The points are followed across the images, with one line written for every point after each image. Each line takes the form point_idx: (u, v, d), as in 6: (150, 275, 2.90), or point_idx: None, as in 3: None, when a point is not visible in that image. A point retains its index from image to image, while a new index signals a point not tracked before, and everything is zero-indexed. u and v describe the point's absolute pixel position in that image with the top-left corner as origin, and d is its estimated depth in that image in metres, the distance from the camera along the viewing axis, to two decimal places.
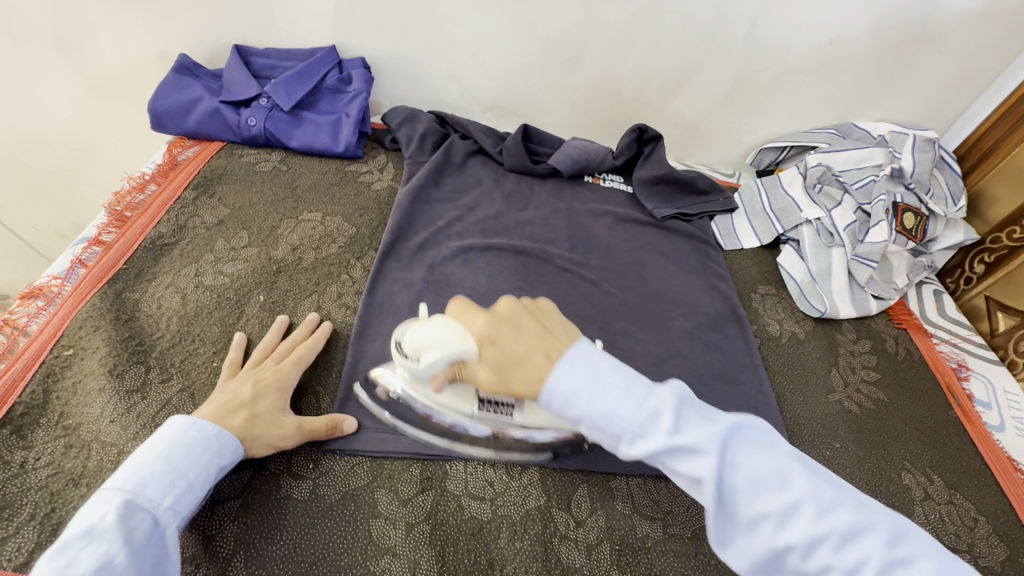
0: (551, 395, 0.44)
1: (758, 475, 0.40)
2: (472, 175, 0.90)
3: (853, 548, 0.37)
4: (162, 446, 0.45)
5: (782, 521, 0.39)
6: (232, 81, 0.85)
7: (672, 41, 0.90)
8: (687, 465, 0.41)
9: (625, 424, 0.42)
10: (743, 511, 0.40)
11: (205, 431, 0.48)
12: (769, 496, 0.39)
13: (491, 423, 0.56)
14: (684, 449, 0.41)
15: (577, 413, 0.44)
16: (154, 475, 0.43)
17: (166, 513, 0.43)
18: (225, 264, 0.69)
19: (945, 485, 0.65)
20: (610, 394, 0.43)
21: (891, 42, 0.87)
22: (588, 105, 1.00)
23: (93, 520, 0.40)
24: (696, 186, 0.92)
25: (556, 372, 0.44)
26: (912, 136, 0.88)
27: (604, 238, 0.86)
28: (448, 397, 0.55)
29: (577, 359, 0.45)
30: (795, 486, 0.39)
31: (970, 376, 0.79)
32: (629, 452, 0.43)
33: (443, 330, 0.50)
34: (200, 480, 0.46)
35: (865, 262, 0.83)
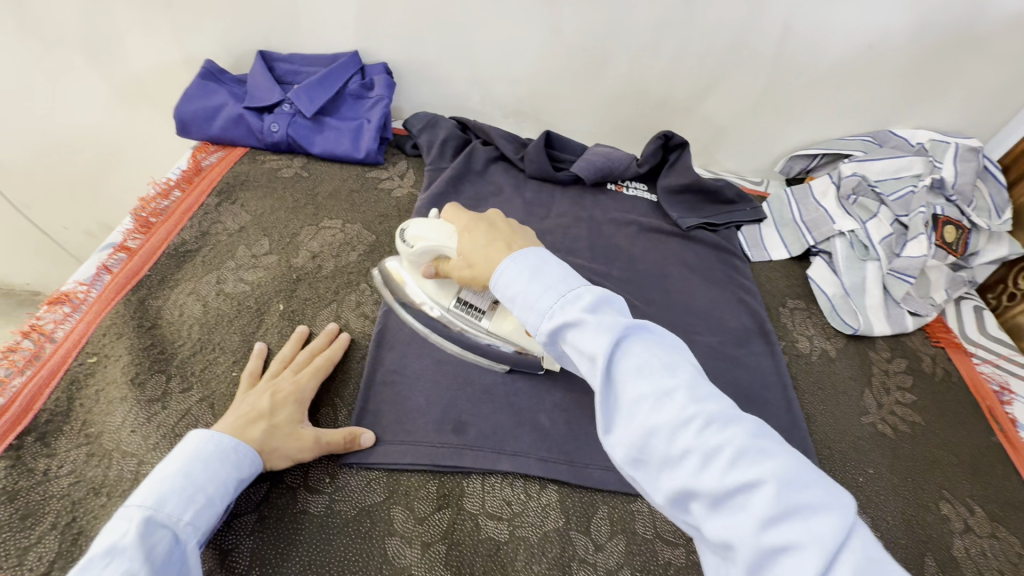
0: (500, 274, 0.49)
1: (646, 361, 0.40)
2: (492, 182, 0.88)
3: (717, 435, 0.36)
4: (180, 460, 0.45)
5: (654, 401, 0.38)
6: (255, 87, 0.85)
7: (701, 45, 0.87)
8: (582, 341, 0.42)
9: (546, 303, 0.45)
10: (625, 392, 0.40)
11: (222, 444, 0.47)
12: (650, 379, 0.39)
13: (461, 321, 0.63)
14: (586, 326, 0.42)
15: (511, 293, 0.47)
16: (173, 490, 0.43)
17: (186, 528, 0.42)
18: (246, 271, 0.70)
19: (987, 516, 0.62)
20: (544, 279, 0.46)
21: (933, 46, 0.83)
22: (612, 111, 0.98)
23: (115, 537, 0.39)
24: (723, 195, 0.89)
25: (508, 261, 0.49)
26: (954, 145, 0.84)
27: (627, 248, 0.84)
28: (431, 288, 0.64)
29: (524, 257, 0.49)
30: (677, 376, 0.39)
31: (1014, 400, 0.75)
32: (541, 327, 0.45)
33: (438, 226, 0.61)
34: (218, 494, 0.45)
35: (902, 277, 0.79)
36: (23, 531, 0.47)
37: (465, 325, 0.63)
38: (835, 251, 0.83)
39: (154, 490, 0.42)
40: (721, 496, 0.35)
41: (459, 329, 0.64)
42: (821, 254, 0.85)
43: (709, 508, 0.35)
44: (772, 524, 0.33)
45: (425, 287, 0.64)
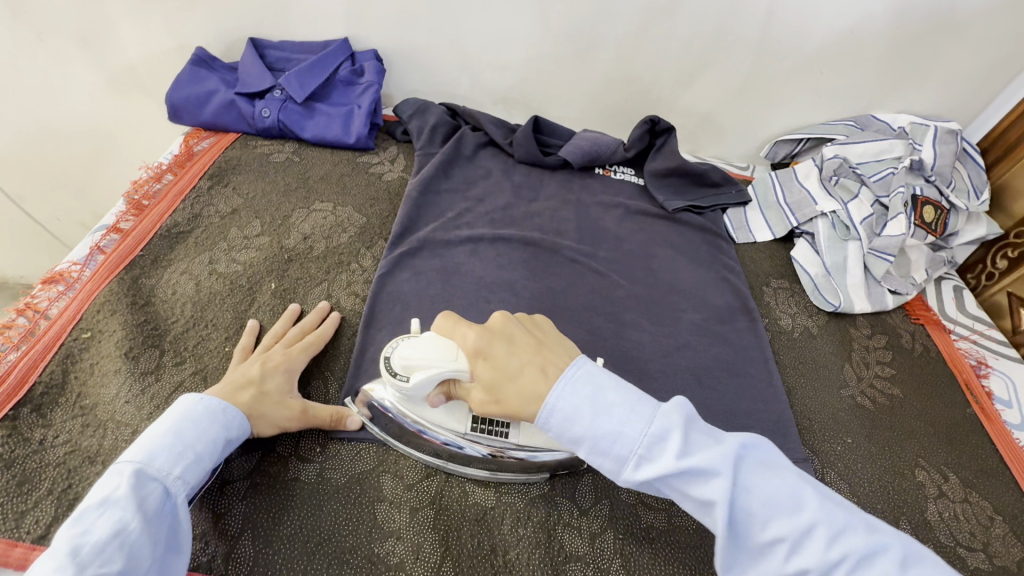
0: (551, 413, 0.43)
1: (773, 501, 0.40)
2: (482, 167, 0.90)
3: (870, 571, 0.37)
4: (169, 420, 0.46)
5: (797, 546, 0.38)
6: (247, 73, 0.86)
7: (688, 31, 0.89)
8: (700, 491, 0.40)
9: (637, 449, 0.41)
10: (757, 536, 0.40)
11: (210, 406, 0.49)
12: (782, 519, 0.39)
13: (488, 444, 0.54)
14: (697, 474, 0.40)
15: (587, 442, 0.43)
16: (163, 447, 0.44)
17: (176, 482, 0.44)
18: (238, 252, 0.71)
19: (961, 483, 0.64)
20: (615, 413, 0.42)
21: (913, 31, 0.85)
22: (600, 97, 0.99)
23: (108, 491, 0.40)
24: (708, 178, 0.90)
25: (557, 393, 0.43)
26: (933, 128, 0.87)
27: (614, 230, 0.85)
28: (440, 416, 0.54)
29: (574, 384, 0.44)
30: (806, 510, 0.39)
31: (990, 374, 0.77)
32: (639, 478, 0.42)
33: (434, 346, 0.50)
34: (207, 451, 0.47)
35: (881, 256, 0.81)
36: (19, 496, 0.48)
37: (491, 444, 0.54)
38: (817, 232, 0.85)
39: (145, 448, 0.44)
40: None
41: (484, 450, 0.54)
42: (805, 235, 0.87)
43: None
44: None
45: (431, 416, 0.54)
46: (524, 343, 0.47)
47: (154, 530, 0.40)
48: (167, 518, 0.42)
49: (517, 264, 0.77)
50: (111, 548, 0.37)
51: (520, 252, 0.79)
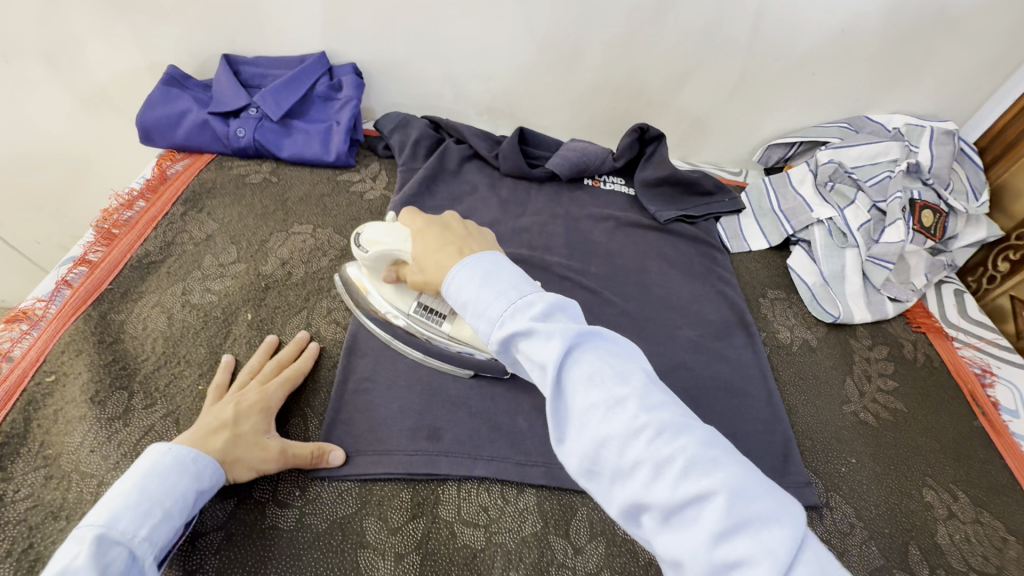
0: (450, 282, 0.46)
1: (600, 372, 0.38)
2: (467, 182, 0.87)
3: (670, 445, 0.35)
4: (134, 476, 0.43)
5: (608, 411, 0.37)
6: (221, 92, 0.83)
7: (675, 36, 0.86)
8: (534, 351, 0.39)
9: (495, 309, 0.42)
10: (577, 402, 0.38)
11: (179, 456, 0.46)
12: (602, 389, 0.37)
13: (423, 327, 0.61)
14: (536, 334, 0.39)
15: (463, 301, 0.45)
16: (127, 507, 0.41)
17: (142, 544, 0.40)
18: (213, 281, 0.68)
19: (971, 502, 0.61)
20: (497, 286, 0.43)
21: (906, 30, 0.83)
22: (587, 105, 0.97)
23: (65, 560, 0.37)
24: (700, 187, 0.88)
25: (456, 270, 0.46)
26: (930, 130, 0.84)
27: (605, 244, 0.83)
28: (391, 292, 0.62)
29: (468, 264, 0.46)
30: (630, 384, 0.38)
31: (996, 382, 0.75)
32: (491, 332, 0.42)
33: (394, 230, 0.56)
34: (176, 507, 0.43)
35: (880, 263, 0.79)
36: None
37: (426, 329, 0.61)
38: (813, 239, 0.83)
39: (106, 510, 0.41)
40: (671, 509, 0.34)
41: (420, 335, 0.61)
42: (800, 242, 0.85)
43: (660, 520, 0.34)
44: (723, 535, 0.32)
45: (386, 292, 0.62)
46: (456, 232, 0.52)
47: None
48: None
49: None
50: None
51: None
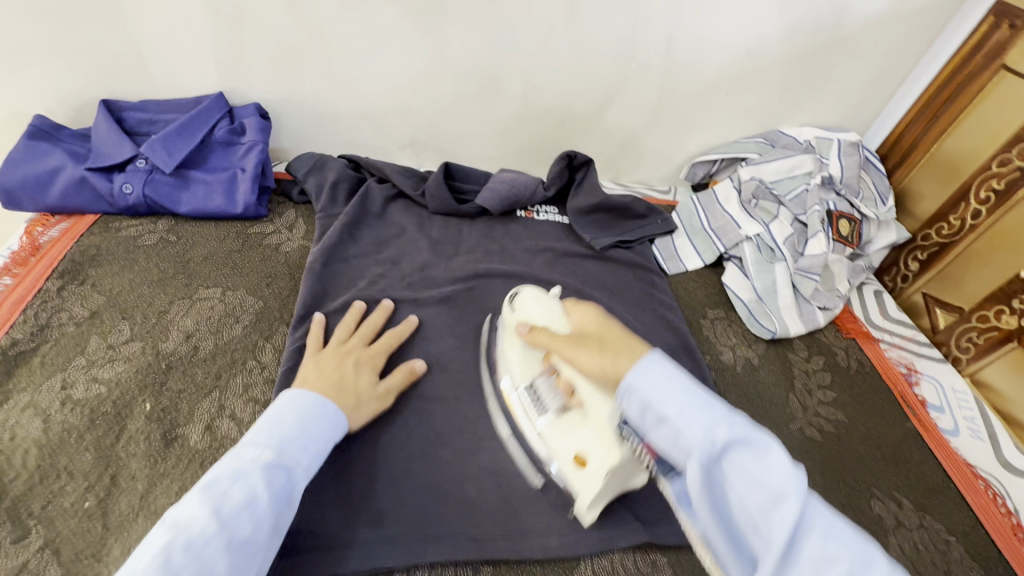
0: (654, 381, 0.44)
1: (826, 526, 0.37)
2: (394, 224, 0.82)
3: None
4: (295, 415, 0.51)
5: (845, 558, 0.36)
6: (101, 145, 0.74)
7: (592, 61, 0.85)
8: (767, 477, 0.38)
9: (718, 425, 0.41)
10: (803, 542, 0.37)
11: (327, 408, 0.53)
12: (832, 531, 0.37)
13: (522, 408, 0.58)
14: (771, 459, 0.39)
15: (661, 408, 0.43)
16: (298, 440, 0.50)
17: (301, 471, 0.49)
18: (101, 368, 0.58)
19: (914, 507, 0.63)
20: (710, 402, 0.42)
21: (807, 48, 0.86)
22: (513, 134, 0.94)
23: (250, 469, 0.46)
24: (632, 211, 0.88)
25: (639, 375, 0.44)
26: (836, 142, 0.90)
27: (544, 278, 0.80)
28: (516, 355, 0.60)
29: (658, 372, 0.44)
30: (852, 531, 0.38)
31: (921, 380, 0.79)
32: (697, 444, 0.40)
33: (557, 307, 0.57)
34: (329, 446, 0.52)
35: (808, 276, 0.82)
36: None
37: (523, 412, 0.58)
38: (745, 256, 0.84)
39: (297, 440, 0.50)
40: None
41: (513, 415, 0.60)
42: (733, 259, 0.86)
43: None
44: None
45: (509, 348, 0.61)
46: (618, 337, 0.51)
47: (276, 511, 0.46)
48: (287, 498, 0.48)
49: (440, 333, 0.70)
50: (241, 514, 0.44)
51: (444, 319, 0.72)
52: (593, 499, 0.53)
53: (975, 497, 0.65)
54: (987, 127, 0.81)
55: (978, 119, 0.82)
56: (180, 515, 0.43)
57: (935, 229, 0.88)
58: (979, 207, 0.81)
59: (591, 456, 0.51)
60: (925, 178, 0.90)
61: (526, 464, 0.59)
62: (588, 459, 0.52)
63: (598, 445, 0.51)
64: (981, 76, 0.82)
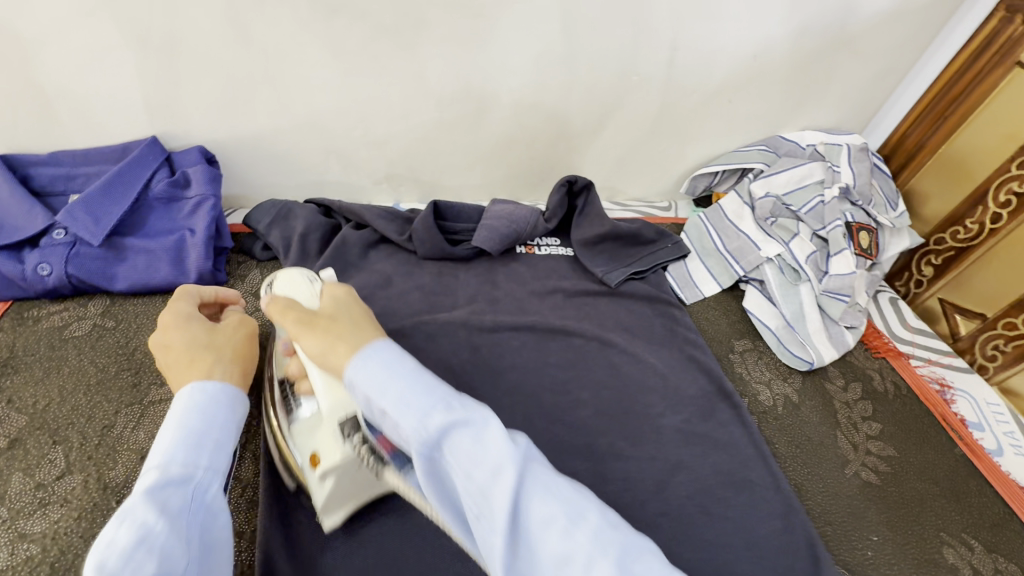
0: (356, 378, 0.40)
1: (546, 481, 0.37)
2: (381, 277, 0.71)
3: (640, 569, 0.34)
4: (173, 417, 0.41)
5: (561, 533, 0.34)
6: (4, 216, 0.59)
7: (589, 75, 0.76)
8: (480, 468, 0.35)
9: (423, 414, 0.38)
10: (522, 524, 0.35)
11: (210, 395, 0.44)
12: (551, 506, 0.35)
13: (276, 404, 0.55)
14: (484, 449, 0.36)
15: (382, 400, 0.39)
16: (187, 442, 0.40)
17: (206, 473, 0.39)
18: (32, 520, 0.46)
19: (986, 550, 0.59)
20: (421, 388, 0.39)
21: (812, 50, 0.81)
22: (502, 159, 0.85)
23: (133, 498, 0.36)
24: (641, 238, 0.81)
25: (356, 366, 0.41)
26: (846, 147, 0.85)
27: (559, 326, 0.71)
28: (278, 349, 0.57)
29: (378, 364, 0.41)
30: (585, 519, 0.35)
31: (955, 396, 0.76)
32: (412, 433, 0.37)
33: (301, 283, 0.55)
34: (232, 436, 0.43)
35: (836, 297, 0.76)
36: None
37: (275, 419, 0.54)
38: (767, 279, 0.78)
39: (186, 442, 0.40)
40: None
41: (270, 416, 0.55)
42: (753, 283, 0.80)
43: None
44: None
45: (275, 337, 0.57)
46: (349, 315, 0.47)
47: (190, 529, 0.37)
48: (200, 511, 0.38)
49: None
50: (137, 556, 0.33)
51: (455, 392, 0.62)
52: (326, 502, 0.50)
53: None
54: (1003, 126, 0.77)
55: (990, 118, 0.79)
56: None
57: (949, 233, 0.85)
58: (999, 211, 0.78)
59: (323, 455, 0.49)
60: (933, 177, 0.88)
61: (286, 472, 0.53)
62: (321, 459, 0.49)
63: (330, 445, 0.49)
64: (995, 71, 0.78)
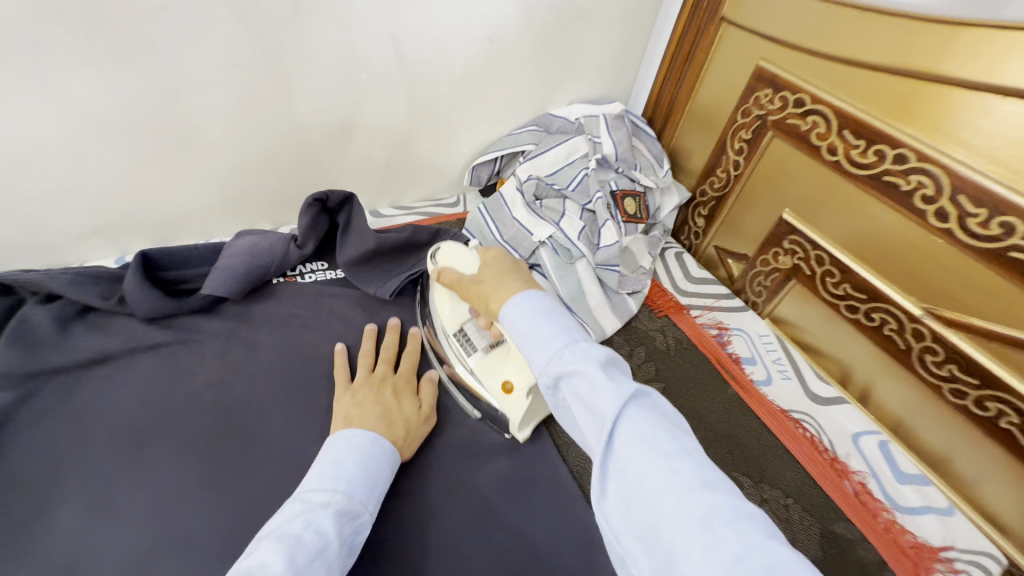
0: (506, 317, 0.49)
1: (644, 430, 0.37)
2: (87, 351, 0.58)
3: (729, 530, 0.31)
4: (356, 457, 0.49)
5: (654, 480, 0.34)
6: None
7: (308, 81, 0.68)
8: (587, 404, 0.39)
9: (543, 354, 0.43)
10: (617, 463, 0.36)
11: (382, 447, 0.52)
12: (649, 453, 0.35)
13: (455, 354, 0.66)
14: (586, 389, 0.39)
15: (521, 340, 0.47)
16: (362, 481, 0.48)
17: (365, 517, 0.46)
18: None
19: (753, 482, 0.64)
20: (549, 328, 0.45)
21: (548, 26, 0.79)
22: (244, 184, 0.75)
23: (322, 511, 0.43)
24: (416, 242, 0.75)
25: (509, 306, 0.49)
26: (603, 117, 0.85)
27: (324, 362, 0.64)
28: (447, 308, 0.66)
29: (526, 303, 0.48)
30: (681, 469, 0.34)
31: (731, 336, 0.81)
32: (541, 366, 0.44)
33: (458, 252, 0.65)
34: (385, 491, 0.50)
35: (610, 268, 0.76)
36: None
37: (455, 364, 0.66)
38: (543, 263, 0.77)
39: (361, 481, 0.48)
40: None
41: (447, 365, 0.67)
42: (535, 269, 0.78)
43: None
44: None
45: (441, 301, 0.67)
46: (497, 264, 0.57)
47: (342, 561, 0.42)
48: (350, 548, 0.44)
49: (186, 496, 0.51)
50: (317, 562, 0.39)
51: (187, 473, 0.53)
52: (523, 421, 0.62)
53: (798, 448, 0.67)
54: (727, 79, 0.83)
55: (717, 72, 0.84)
56: (253, 561, 0.37)
57: (708, 184, 0.90)
58: (737, 158, 0.83)
59: (516, 381, 0.61)
60: (689, 132, 0.92)
61: (470, 405, 0.66)
62: (515, 386, 0.62)
63: (523, 371, 0.62)
64: (710, 28, 0.82)
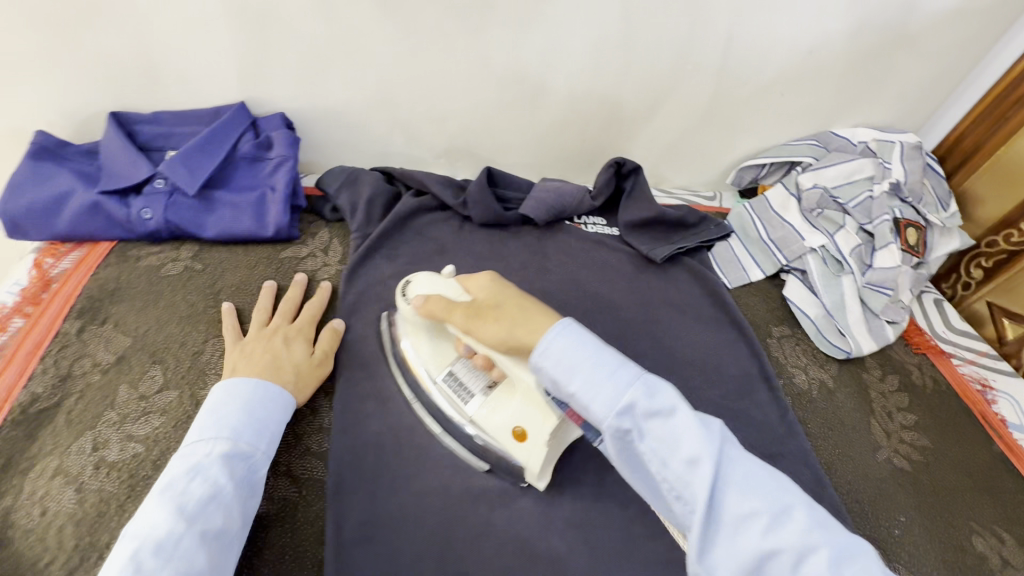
0: (550, 366, 0.47)
1: (742, 473, 0.42)
2: (436, 240, 0.76)
3: (841, 565, 0.39)
4: (239, 404, 0.50)
5: (758, 524, 0.40)
6: (114, 163, 0.67)
7: (642, 64, 0.79)
8: (683, 453, 0.42)
9: (609, 401, 0.45)
10: (729, 509, 0.41)
11: (271, 390, 0.53)
12: (752, 494, 0.41)
13: (447, 400, 0.60)
14: (677, 444, 0.42)
15: (572, 383, 0.46)
16: (250, 426, 0.50)
17: (262, 456, 0.49)
18: (136, 424, 0.55)
19: (1018, 543, 0.61)
20: (609, 371, 0.46)
21: (869, 46, 0.80)
22: (554, 141, 0.88)
23: (209, 461, 0.46)
24: (684, 222, 0.82)
25: (557, 342, 0.48)
26: (898, 145, 0.85)
27: (603, 300, 0.75)
28: (429, 348, 0.61)
29: (579, 342, 0.48)
30: (787, 508, 0.41)
31: (997, 397, 0.76)
32: (608, 412, 0.44)
33: (435, 282, 0.60)
34: (281, 427, 0.53)
35: (878, 290, 0.76)
36: None
37: (450, 404, 0.59)
38: (810, 269, 0.79)
39: (247, 426, 0.50)
40: None
41: (442, 412, 0.60)
42: (795, 273, 0.81)
43: None
44: None
45: (420, 340, 0.62)
46: (513, 299, 0.54)
47: (241, 501, 0.46)
48: (250, 485, 0.48)
49: None
50: (209, 508, 0.44)
51: None
52: (542, 467, 0.55)
53: None
54: None
55: None
56: (140, 524, 0.42)
57: (1002, 236, 0.84)
58: None
59: (529, 426, 0.55)
60: (987, 182, 0.86)
61: (465, 453, 0.59)
62: (528, 431, 0.55)
63: (534, 415, 0.55)
64: None
